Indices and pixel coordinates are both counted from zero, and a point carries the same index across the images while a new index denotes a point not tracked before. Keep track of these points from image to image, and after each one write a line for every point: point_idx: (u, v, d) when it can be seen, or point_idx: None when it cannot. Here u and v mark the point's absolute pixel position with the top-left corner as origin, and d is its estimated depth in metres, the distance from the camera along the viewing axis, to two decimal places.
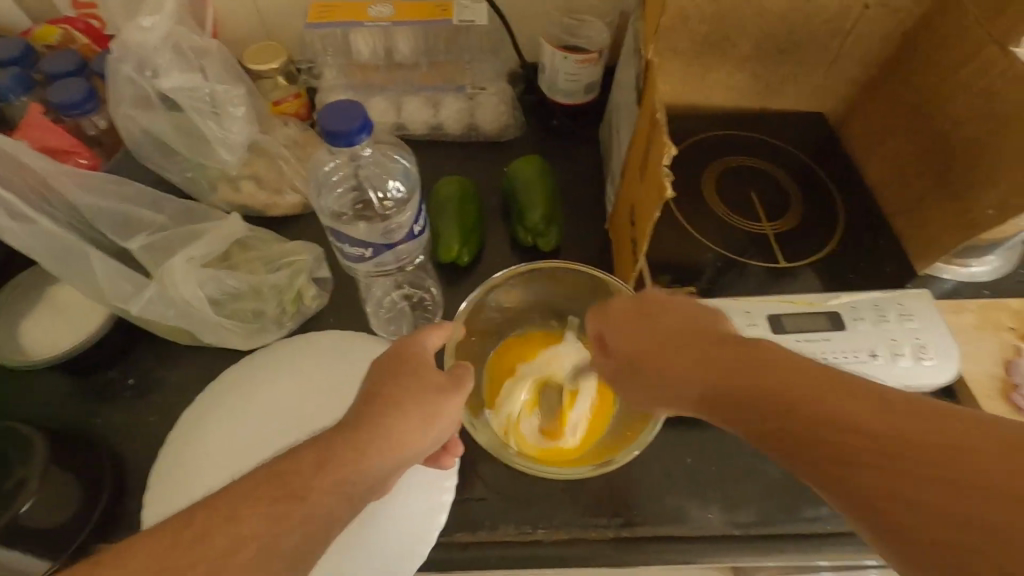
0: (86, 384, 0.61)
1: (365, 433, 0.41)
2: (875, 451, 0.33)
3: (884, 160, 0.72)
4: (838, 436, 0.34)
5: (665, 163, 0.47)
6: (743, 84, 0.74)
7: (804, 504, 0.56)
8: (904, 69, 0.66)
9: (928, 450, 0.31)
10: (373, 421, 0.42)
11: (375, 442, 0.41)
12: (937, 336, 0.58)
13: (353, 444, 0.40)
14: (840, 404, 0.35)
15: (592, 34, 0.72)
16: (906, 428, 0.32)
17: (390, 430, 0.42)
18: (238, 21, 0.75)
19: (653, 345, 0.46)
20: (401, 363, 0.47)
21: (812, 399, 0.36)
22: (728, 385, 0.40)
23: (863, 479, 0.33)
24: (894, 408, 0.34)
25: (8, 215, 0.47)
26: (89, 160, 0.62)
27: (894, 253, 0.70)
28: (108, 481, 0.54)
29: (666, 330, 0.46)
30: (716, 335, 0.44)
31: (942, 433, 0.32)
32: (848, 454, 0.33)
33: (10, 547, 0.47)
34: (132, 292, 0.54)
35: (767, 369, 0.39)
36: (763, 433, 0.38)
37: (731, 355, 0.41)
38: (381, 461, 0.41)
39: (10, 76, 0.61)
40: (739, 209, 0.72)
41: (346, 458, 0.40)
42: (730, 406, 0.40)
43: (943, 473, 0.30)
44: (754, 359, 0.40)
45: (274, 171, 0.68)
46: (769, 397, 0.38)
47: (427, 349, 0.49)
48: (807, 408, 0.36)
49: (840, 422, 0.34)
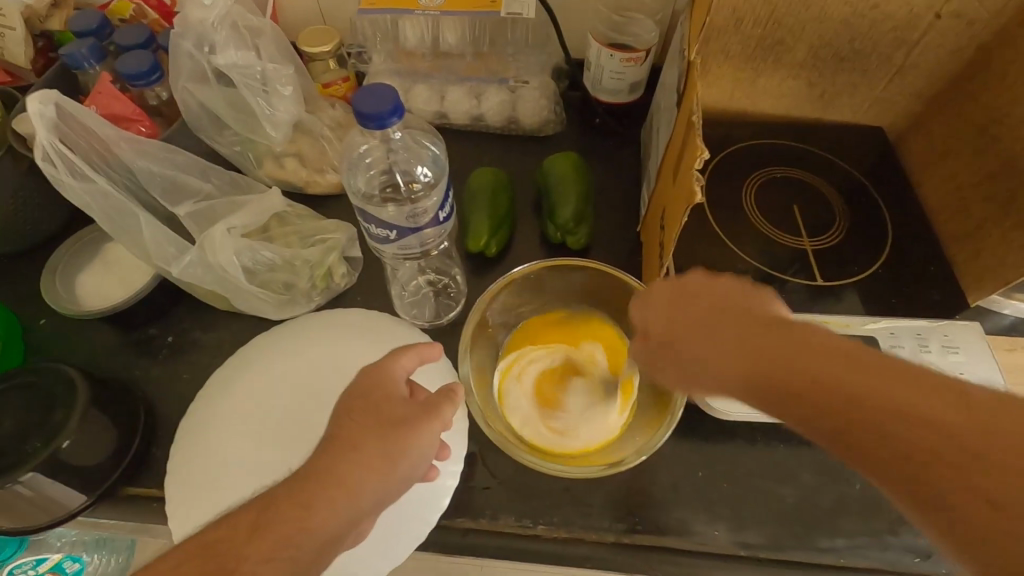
0: (129, 338, 0.65)
1: (318, 486, 0.41)
2: (936, 442, 0.31)
3: (943, 182, 0.68)
4: (897, 429, 0.32)
5: (696, 167, 0.46)
6: (796, 92, 0.71)
7: (818, 534, 0.53)
8: (975, 84, 0.62)
9: (989, 443, 0.30)
10: (330, 467, 0.42)
11: (330, 494, 0.41)
12: (984, 372, 0.54)
13: (303, 501, 0.40)
14: (891, 394, 0.33)
15: (641, 32, 0.71)
16: (964, 418, 0.31)
17: (351, 472, 0.42)
18: (295, 5, 0.78)
19: (686, 330, 0.44)
20: (362, 397, 0.46)
21: (858, 388, 0.34)
22: (762, 373, 0.38)
23: (927, 475, 0.31)
24: (945, 395, 0.32)
25: (69, 172, 0.50)
26: (148, 129, 0.66)
27: (945, 281, 0.66)
28: (140, 429, 0.58)
29: (701, 314, 0.44)
30: (745, 317, 0.41)
31: (998, 423, 0.30)
32: (908, 447, 0.32)
33: (55, 481, 0.51)
34: (175, 256, 0.57)
35: (813, 356, 0.36)
36: (806, 423, 0.36)
37: (762, 341, 0.39)
38: (331, 514, 0.40)
39: (86, 46, 0.66)
40: (779, 222, 0.70)
41: (292, 516, 0.39)
42: (770, 394, 0.38)
43: (1011, 468, 0.29)
44: (789, 345, 0.38)
45: (317, 151, 0.71)
46: (810, 386, 0.36)
47: (392, 375, 0.48)
48: (854, 399, 0.34)
49: (894, 412, 0.32)
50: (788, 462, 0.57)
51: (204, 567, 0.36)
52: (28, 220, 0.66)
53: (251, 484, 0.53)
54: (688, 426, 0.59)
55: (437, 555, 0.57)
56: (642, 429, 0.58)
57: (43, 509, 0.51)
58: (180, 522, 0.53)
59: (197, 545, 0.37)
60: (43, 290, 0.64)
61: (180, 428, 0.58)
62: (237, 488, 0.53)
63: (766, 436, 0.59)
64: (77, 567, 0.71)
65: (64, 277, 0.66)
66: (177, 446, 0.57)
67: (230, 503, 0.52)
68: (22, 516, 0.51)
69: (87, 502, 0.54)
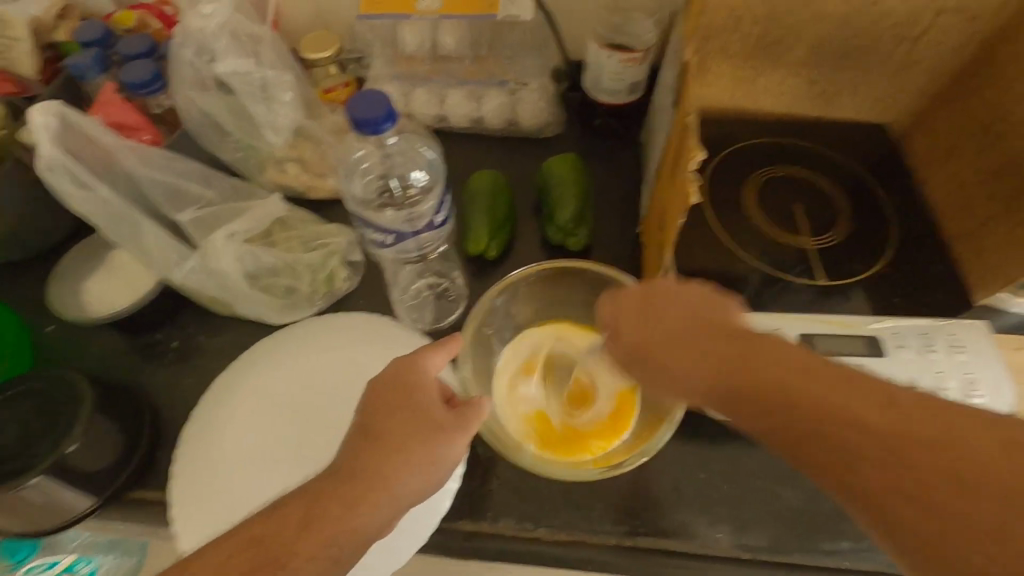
0: (135, 343, 0.66)
1: (360, 487, 0.42)
2: (898, 454, 0.32)
3: (949, 180, 0.67)
4: (861, 441, 0.34)
5: (692, 168, 0.46)
6: (796, 90, 0.70)
7: (822, 537, 0.53)
8: (981, 80, 0.61)
9: (954, 460, 0.31)
10: (370, 468, 0.43)
11: (372, 495, 0.42)
12: (990, 371, 0.53)
13: (346, 501, 0.41)
14: (849, 405, 0.35)
15: (639, 33, 0.71)
16: (928, 433, 0.32)
17: (389, 474, 0.43)
18: (297, 11, 0.79)
19: (665, 339, 0.43)
20: (401, 395, 0.47)
21: (830, 404, 0.35)
22: (744, 384, 0.39)
23: (890, 491, 0.32)
24: (911, 409, 0.34)
25: (73, 180, 0.51)
26: (152, 137, 0.67)
27: (950, 279, 0.65)
28: (144, 433, 0.59)
29: (668, 322, 0.44)
30: (725, 327, 0.42)
31: (957, 441, 0.32)
32: (863, 456, 0.33)
33: (65, 485, 0.52)
34: (177, 261, 0.58)
35: (778, 367, 0.38)
36: (773, 431, 0.38)
37: (740, 351, 0.40)
38: (371, 513, 0.42)
39: (90, 57, 0.67)
40: (781, 222, 0.69)
41: (336, 514, 0.41)
42: (739, 402, 0.39)
43: (971, 486, 0.30)
44: (766, 358, 0.39)
45: (318, 156, 0.71)
46: (786, 398, 0.37)
47: (428, 374, 0.49)
48: (823, 412, 0.35)
49: (861, 427, 0.34)
50: (790, 464, 0.57)
51: (255, 563, 0.38)
52: (37, 229, 0.67)
53: (253, 490, 0.53)
54: (688, 428, 0.59)
55: (438, 557, 0.57)
56: (643, 431, 0.58)
57: (52, 512, 0.52)
58: (184, 532, 0.52)
59: (247, 537, 0.39)
60: (56, 306, 0.65)
61: (182, 436, 0.58)
62: (247, 498, 0.53)
63: None
64: None
65: (72, 285, 0.68)
66: (175, 458, 0.56)
67: (236, 516, 0.52)
68: (31, 518, 0.52)
69: (95, 504, 0.55)
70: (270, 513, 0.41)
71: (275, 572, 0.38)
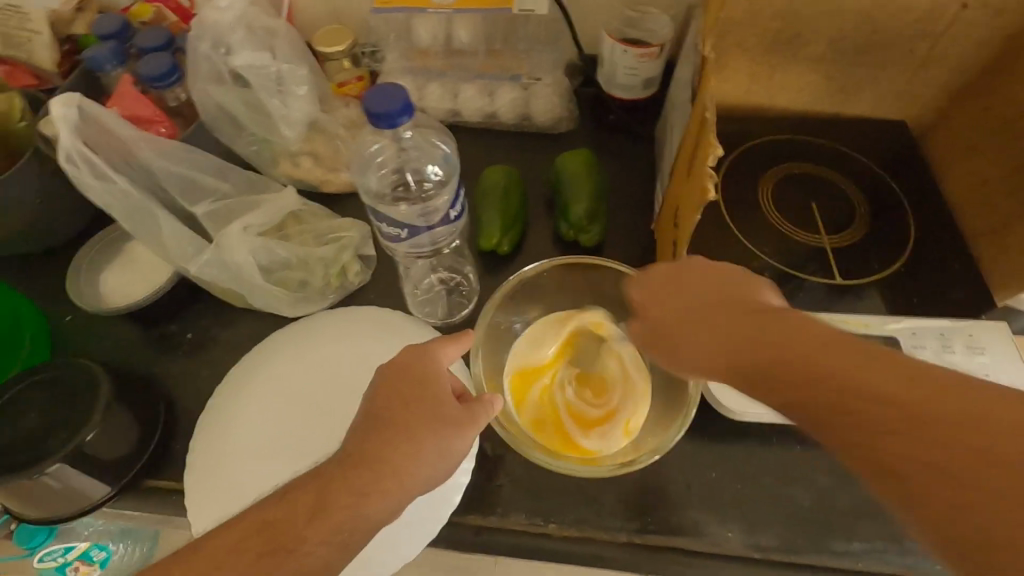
0: (150, 334, 0.67)
1: (373, 474, 0.42)
2: (921, 428, 0.31)
3: (970, 178, 0.66)
4: (882, 414, 0.32)
5: (709, 164, 0.45)
6: (814, 86, 0.69)
7: (835, 537, 0.52)
8: (1006, 76, 0.59)
9: (989, 437, 0.29)
10: (383, 455, 0.43)
11: (385, 481, 0.42)
12: (1009, 372, 0.52)
13: (357, 488, 0.41)
14: (870, 378, 0.33)
15: (656, 27, 0.70)
16: (957, 410, 0.30)
17: (401, 463, 0.43)
18: (311, 5, 0.79)
19: (688, 317, 0.44)
20: (415, 386, 0.47)
21: (855, 381, 0.34)
22: (761, 362, 0.38)
23: (922, 469, 0.30)
24: (945, 385, 0.32)
25: (90, 172, 0.51)
26: (168, 130, 0.68)
27: (969, 279, 0.64)
28: (160, 423, 0.59)
29: (694, 299, 0.45)
30: (749, 305, 0.42)
31: (996, 419, 0.30)
32: (886, 435, 0.32)
33: (78, 471, 0.52)
34: (192, 253, 0.58)
35: (801, 341, 0.37)
36: (796, 409, 0.36)
37: (761, 330, 0.39)
38: (382, 502, 0.42)
39: (109, 49, 0.67)
40: (796, 220, 0.68)
41: (347, 500, 0.41)
42: (759, 377, 0.38)
43: (1010, 464, 0.28)
44: (788, 335, 0.38)
45: (332, 150, 0.72)
46: (802, 373, 0.36)
47: (440, 364, 0.49)
48: (846, 389, 0.34)
49: (889, 403, 0.32)
50: (804, 464, 0.56)
51: (265, 549, 0.38)
52: (55, 220, 0.68)
53: (267, 478, 0.54)
54: (700, 426, 0.58)
55: (449, 550, 0.58)
56: (654, 429, 0.58)
57: (69, 499, 0.53)
58: (199, 512, 0.53)
59: (255, 522, 0.39)
60: (74, 298, 0.66)
61: (202, 418, 0.59)
62: (262, 481, 0.54)
63: (783, 438, 0.58)
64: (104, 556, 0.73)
65: (88, 277, 0.68)
66: (195, 439, 0.58)
67: (251, 497, 0.53)
68: (48, 505, 0.53)
69: (111, 492, 0.55)
70: (282, 496, 0.41)
71: (282, 558, 0.38)
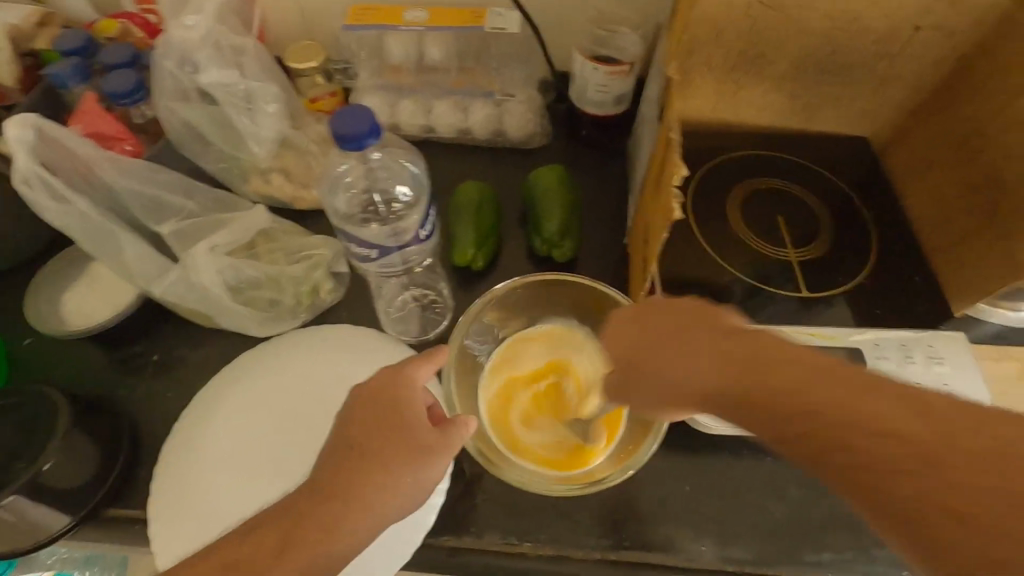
0: (113, 356, 0.65)
1: (345, 506, 0.42)
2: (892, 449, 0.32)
3: (928, 191, 0.68)
4: (856, 437, 0.33)
5: (675, 184, 0.46)
6: (778, 104, 0.71)
7: (806, 549, 0.53)
8: (958, 95, 0.62)
9: (934, 453, 0.31)
10: (351, 487, 0.43)
11: (357, 513, 0.42)
12: (968, 383, 0.54)
13: (324, 525, 0.41)
14: (842, 400, 0.34)
15: (625, 46, 0.71)
16: (920, 429, 0.32)
17: (370, 495, 0.43)
18: (283, 22, 0.78)
19: (656, 327, 0.44)
20: (392, 416, 0.47)
21: (813, 402, 0.35)
22: (719, 373, 0.39)
23: (883, 487, 0.32)
24: (897, 399, 0.33)
25: (46, 194, 0.50)
26: (132, 147, 0.66)
27: (929, 290, 0.66)
28: (124, 448, 0.58)
29: (659, 320, 0.45)
30: (709, 324, 0.42)
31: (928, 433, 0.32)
32: (864, 457, 0.32)
33: (36, 503, 0.50)
34: (157, 274, 0.57)
35: (764, 364, 0.38)
36: (774, 433, 0.36)
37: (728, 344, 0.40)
38: (354, 536, 0.42)
39: (70, 66, 0.66)
40: (764, 234, 0.70)
41: (316, 538, 0.40)
42: (734, 398, 0.38)
43: (947, 485, 0.30)
44: (745, 349, 0.39)
45: (303, 166, 0.71)
46: (775, 401, 0.36)
47: (413, 387, 0.49)
48: (811, 408, 0.35)
49: (859, 427, 0.33)
50: (775, 475, 0.57)
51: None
52: (14, 240, 0.66)
53: (235, 507, 0.52)
54: (673, 439, 0.59)
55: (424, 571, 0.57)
56: (628, 445, 0.58)
57: (26, 532, 0.51)
58: (165, 539, 0.52)
59: (224, 561, 0.38)
60: (32, 322, 0.64)
61: (165, 448, 0.57)
62: (233, 506, 0.53)
63: (753, 450, 0.58)
64: None
65: (47, 300, 0.66)
66: (161, 462, 0.56)
67: (217, 523, 0.52)
68: (2, 540, 0.51)
69: (71, 524, 0.54)
70: (242, 537, 0.40)
71: None
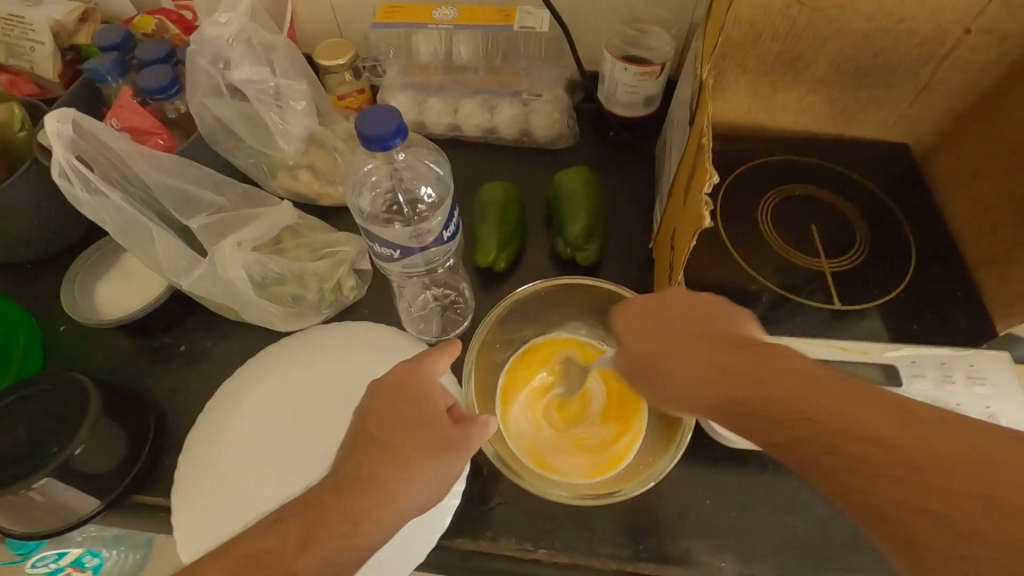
0: (142, 346, 0.66)
1: (365, 500, 0.42)
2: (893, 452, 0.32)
3: (974, 203, 0.65)
4: (857, 445, 0.33)
5: (706, 191, 0.45)
6: (816, 107, 0.69)
7: (831, 570, 0.51)
8: (1011, 103, 0.58)
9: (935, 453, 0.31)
10: (374, 479, 0.43)
11: (376, 509, 0.42)
12: (1011, 406, 0.51)
13: (348, 512, 0.41)
14: (850, 411, 0.34)
15: (657, 45, 0.70)
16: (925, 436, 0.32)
17: (392, 488, 0.43)
18: (314, 20, 0.79)
19: (677, 341, 0.43)
20: (412, 406, 0.47)
21: (839, 416, 0.34)
22: (745, 393, 0.38)
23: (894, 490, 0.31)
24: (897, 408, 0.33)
25: (84, 187, 0.51)
26: (165, 142, 0.68)
27: (972, 306, 0.63)
28: (150, 436, 0.59)
29: (681, 333, 0.44)
30: (733, 344, 0.41)
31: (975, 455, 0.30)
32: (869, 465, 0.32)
33: (66, 486, 0.51)
34: (186, 268, 0.58)
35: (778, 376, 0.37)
36: (785, 446, 0.36)
37: (748, 358, 0.39)
38: (376, 528, 0.41)
39: (109, 61, 0.67)
40: (797, 242, 0.67)
41: (341, 529, 0.40)
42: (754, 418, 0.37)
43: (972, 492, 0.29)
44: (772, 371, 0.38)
45: (330, 163, 0.72)
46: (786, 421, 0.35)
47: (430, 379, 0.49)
48: (822, 425, 0.34)
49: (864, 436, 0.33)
50: (800, 491, 0.55)
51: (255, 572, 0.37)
52: (52, 230, 0.68)
53: (257, 506, 0.53)
54: (694, 450, 0.58)
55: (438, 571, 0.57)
56: (650, 456, 0.57)
57: (56, 516, 0.52)
58: (187, 534, 0.52)
59: (242, 554, 0.38)
60: (68, 311, 0.65)
61: (187, 441, 0.57)
62: (256, 503, 0.53)
63: (778, 465, 0.57)
64: (96, 561, 0.74)
65: (82, 289, 0.68)
66: (182, 457, 0.56)
67: (240, 520, 0.52)
68: (36, 520, 0.52)
69: (100, 506, 0.55)
70: (269, 528, 0.40)
71: None
